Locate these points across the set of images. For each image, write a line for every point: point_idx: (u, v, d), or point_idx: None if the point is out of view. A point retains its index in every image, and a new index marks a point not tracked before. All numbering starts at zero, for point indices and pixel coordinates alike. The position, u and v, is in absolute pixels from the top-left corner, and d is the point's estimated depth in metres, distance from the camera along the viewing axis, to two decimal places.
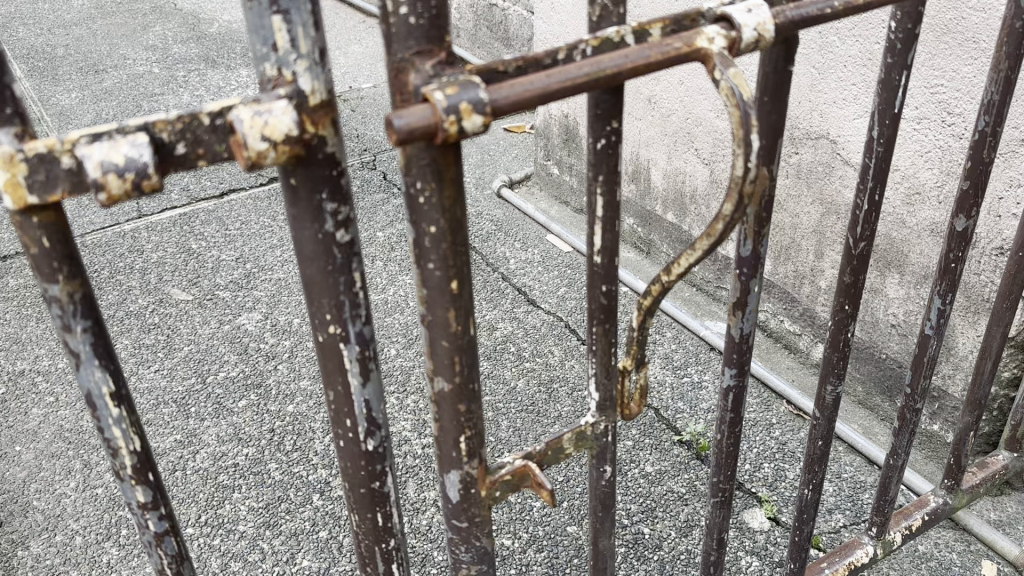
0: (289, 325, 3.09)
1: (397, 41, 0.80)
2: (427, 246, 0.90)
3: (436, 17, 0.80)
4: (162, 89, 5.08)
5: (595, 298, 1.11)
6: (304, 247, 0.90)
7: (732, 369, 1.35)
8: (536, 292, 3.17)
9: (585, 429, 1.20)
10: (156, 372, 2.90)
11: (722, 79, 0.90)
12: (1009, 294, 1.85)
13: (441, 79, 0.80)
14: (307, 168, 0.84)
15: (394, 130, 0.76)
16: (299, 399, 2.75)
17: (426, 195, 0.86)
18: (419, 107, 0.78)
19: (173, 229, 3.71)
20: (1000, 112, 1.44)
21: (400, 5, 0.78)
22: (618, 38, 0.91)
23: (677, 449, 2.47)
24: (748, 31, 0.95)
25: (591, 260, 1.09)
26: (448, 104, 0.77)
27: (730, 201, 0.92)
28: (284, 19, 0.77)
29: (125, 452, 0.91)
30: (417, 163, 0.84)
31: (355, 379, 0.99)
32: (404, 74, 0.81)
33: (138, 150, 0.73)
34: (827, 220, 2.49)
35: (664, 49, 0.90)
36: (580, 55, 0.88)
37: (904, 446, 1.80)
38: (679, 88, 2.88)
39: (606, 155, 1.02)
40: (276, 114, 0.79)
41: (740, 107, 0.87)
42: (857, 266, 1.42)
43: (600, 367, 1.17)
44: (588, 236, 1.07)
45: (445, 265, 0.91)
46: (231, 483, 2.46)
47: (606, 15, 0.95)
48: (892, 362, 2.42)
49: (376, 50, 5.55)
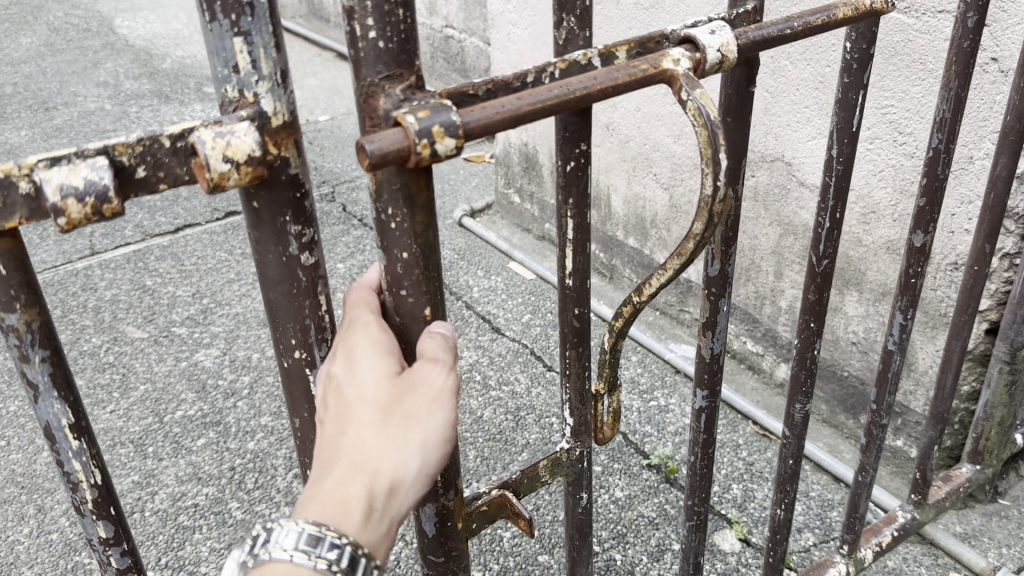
0: (249, 361, 3.03)
1: (365, 66, 0.80)
2: (400, 272, 0.90)
3: (405, 43, 0.79)
4: (114, 125, 5.01)
5: (567, 321, 1.10)
6: (267, 271, 0.88)
7: (703, 389, 1.34)
8: (500, 320, 3.16)
9: (560, 455, 1.19)
10: (112, 412, 2.82)
11: (689, 100, 0.90)
12: (967, 308, 1.88)
13: (411, 103, 0.80)
14: (270, 190, 0.83)
15: (367, 152, 0.75)
16: (260, 435, 2.69)
17: (396, 220, 0.86)
18: (390, 131, 0.77)
19: (127, 266, 3.64)
20: (953, 129, 1.47)
21: (369, 28, 0.78)
22: (585, 61, 0.91)
23: (646, 473, 2.46)
24: (713, 52, 0.96)
25: (564, 282, 1.09)
26: (420, 127, 0.76)
27: (701, 220, 0.91)
28: (245, 41, 0.77)
29: (86, 485, 0.87)
30: (387, 188, 0.84)
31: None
32: (374, 98, 0.80)
33: (98, 173, 0.71)
34: (785, 241, 2.52)
35: (632, 70, 0.90)
36: (550, 78, 0.88)
37: (872, 461, 1.80)
38: (637, 114, 2.91)
39: (576, 177, 1.01)
40: (238, 135, 0.77)
41: (707, 126, 0.88)
42: (821, 284, 1.43)
43: (574, 393, 1.16)
44: (559, 258, 1.08)
45: (418, 291, 0.91)
46: (192, 524, 2.39)
47: (572, 38, 0.95)
48: (854, 379, 2.45)
49: (333, 82, 5.54)
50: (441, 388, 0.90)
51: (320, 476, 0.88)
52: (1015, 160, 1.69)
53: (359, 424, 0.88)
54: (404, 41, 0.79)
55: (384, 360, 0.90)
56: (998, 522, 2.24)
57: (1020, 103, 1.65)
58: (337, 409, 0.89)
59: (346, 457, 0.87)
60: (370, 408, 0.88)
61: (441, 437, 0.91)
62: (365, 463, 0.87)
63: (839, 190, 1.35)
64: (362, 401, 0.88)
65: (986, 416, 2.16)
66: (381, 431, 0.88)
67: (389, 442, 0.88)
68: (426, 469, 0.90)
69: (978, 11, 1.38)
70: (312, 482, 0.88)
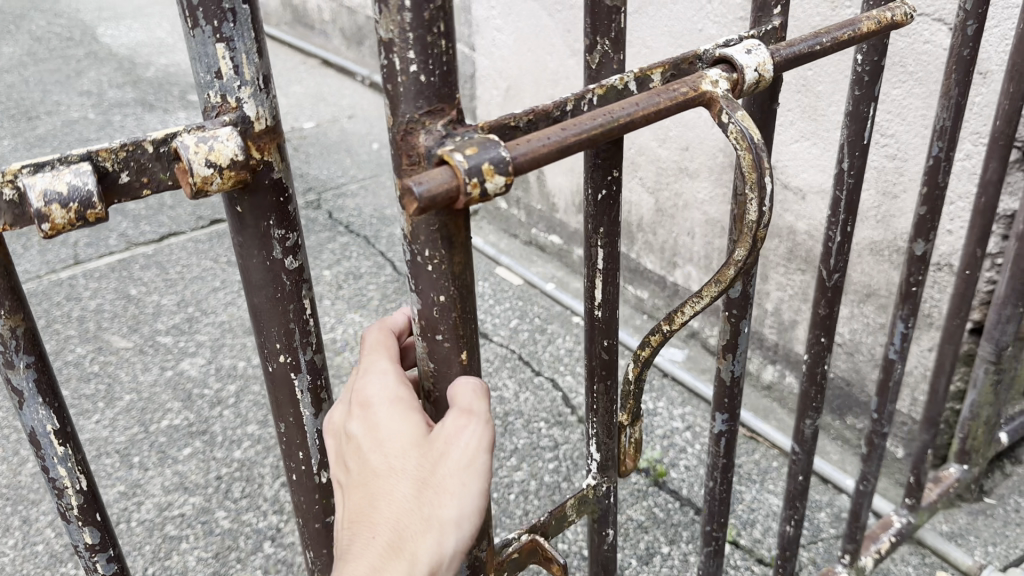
0: (235, 369, 3.01)
1: (405, 102, 0.79)
2: (436, 317, 0.88)
3: (447, 76, 0.79)
4: (98, 134, 4.99)
5: (596, 353, 1.12)
6: (251, 276, 0.88)
7: (724, 414, 1.34)
8: (487, 325, 3.16)
9: (587, 492, 1.22)
10: (98, 423, 2.80)
11: (731, 123, 0.90)
12: (959, 312, 1.89)
13: (453, 139, 0.80)
14: (253, 195, 0.83)
15: (413, 195, 0.73)
16: (247, 444, 2.68)
17: (434, 262, 0.85)
18: (438, 172, 0.75)
19: (112, 275, 3.62)
20: (950, 136, 1.48)
21: (410, 63, 0.77)
22: (622, 85, 0.92)
23: (634, 477, 2.46)
24: (749, 73, 0.96)
25: (592, 313, 1.10)
26: (470, 166, 0.75)
27: (744, 245, 0.91)
28: (227, 47, 0.77)
29: (71, 492, 0.87)
30: (426, 231, 0.83)
31: (307, 410, 0.97)
32: (414, 135, 0.80)
33: (82, 179, 0.71)
34: (770, 243, 2.53)
35: (672, 95, 0.90)
36: (589, 105, 0.89)
37: (875, 472, 1.82)
38: None
39: (607, 205, 1.03)
40: (221, 140, 0.77)
41: (752, 150, 0.88)
42: (831, 297, 1.44)
43: (601, 427, 1.19)
44: (589, 289, 1.09)
45: (455, 335, 0.90)
46: (178, 534, 2.38)
47: (606, 62, 0.98)
48: (840, 381, 2.46)
49: (318, 90, 5.54)
50: (469, 458, 0.88)
51: (355, 553, 0.90)
52: (1003, 165, 1.71)
53: (393, 500, 0.89)
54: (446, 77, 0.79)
55: (411, 424, 0.90)
56: (984, 520, 2.25)
57: (1007, 109, 1.65)
58: (368, 480, 0.90)
59: (381, 535, 0.89)
60: (402, 482, 0.89)
61: (474, 507, 0.91)
62: (401, 541, 0.89)
63: (850, 203, 1.35)
64: (394, 474, 0.89)
65: (972, 416, 2.17)
66: (414, 507, 0.89)
67: (423, 519, 0.89)
68: (463, 542, 0.91)
69: (976, 19, 1.38)
70: (349, 556, 0.90)
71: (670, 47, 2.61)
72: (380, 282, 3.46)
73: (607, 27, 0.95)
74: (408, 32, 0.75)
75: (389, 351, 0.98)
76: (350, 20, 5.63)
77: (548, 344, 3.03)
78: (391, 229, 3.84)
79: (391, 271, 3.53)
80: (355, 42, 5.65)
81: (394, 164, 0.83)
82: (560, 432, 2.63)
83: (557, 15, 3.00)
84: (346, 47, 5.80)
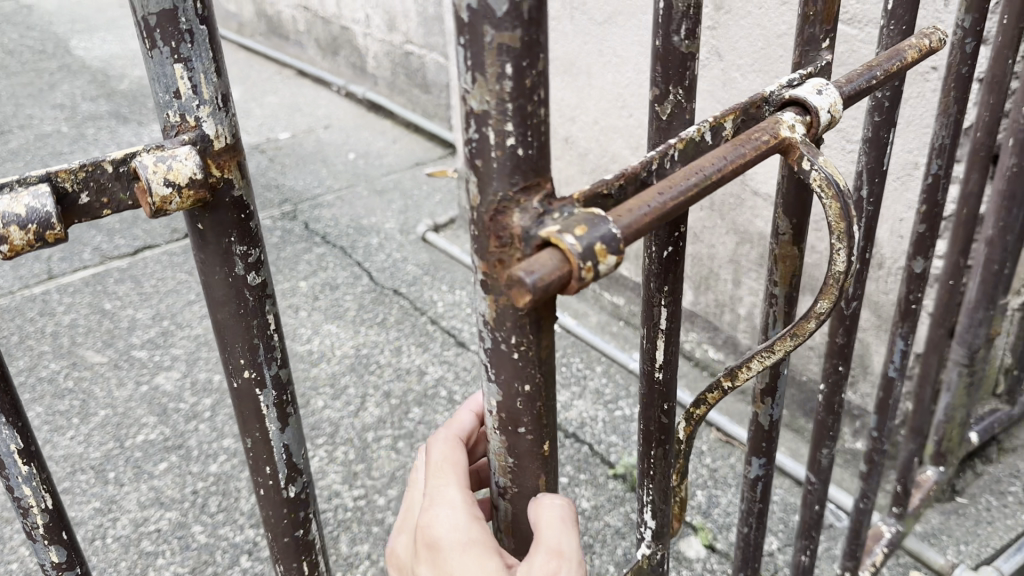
0: (210, 383, 3.00)
1: (500, 179, 0.73)
2: (519, 408, 0.86)
3: (542, 149, 0.74)
4: (71, 147, 4.95)
5: (654, 418, 1.09)
6: (214, 292, 0.88)
7: (761, 458, 1.37)
8: (465, 334, 3.16)
9: (641, 562, 1.20)
10: (72, 439, 2.78)
11: (812, 169, 0.87)
12: (943, 322, 1.91)
13: (551, 216, 0.73)
14: (213, 213, 0.83)
15: (528, 284, 0.66)
16: (223, 457, 2.67)
17: (521, 348, 0.81)
18: (547, 259, 0.68)
19: (86, 290, 3.59)
20: (950, 155, 1.47)
21: (507, 135, 0.71)
22: (700, 136, 0.87)
23: (612, 483, 2.47)
24: (823, 114, 0.93)
25: (651, 374, 1.06)
26: (582, 248, 0.68)
27: (828, 299, 0.90)
28: (185, 67, 0.77)
29: (37, 510, 0.87)
30: (512, 317, 0.79)
31: (273, 424, 0.98)
32: (509, 215, 0.74)
33: (40, 200, 0.71)
34: (742, 249, 2.55)
35: (756, 143, 0.84)
36: (672, 161, 0.84)
37: (874, 489, 1.84)
38: (594, 127, 2.92)
39: (672, 262, 0.98)
40: (180, 159, 0.77)
41: (839, 198, 0.84)
42: (848, 326, 1.42)
43: (658, 493, 1.15)
44: (649, 350, 1.05)
45: (538, 425, 0.87)
46: (154, 550, 2.37)
47: (678, 111, 0.93)
48: (812, 384, 2.49)
49: (293, 100, 5.53)
50: None
51: None
52: (984, 177, 1.74)
53: None
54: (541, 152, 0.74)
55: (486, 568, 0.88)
56: (956, 520, 2.28)
57: (987, 121, 1.68)
58: None
59: None
60: None
61: None
62: None
63: (868, 232, 1.34)
64: None
65: (947, 419, 2.20)
66: None
67: None
68: None
69: (975, 36, 1.37)
70: None
71: (641, 56, 2.63)
72: (357, 292, 3.46)
73: (680, 76, 0.91)
74: (506, 102, 0.70)
75: (458, 472, 0.97)
76: (325, 31, 5.64)
77: None
78: (367, 239, 3.84)
79: (367, 281, 3.53)
80: (330, 53, 5.66)
81: (479, 244, 0.78)
82: None
83: None
84: (321, 58, 5.80)
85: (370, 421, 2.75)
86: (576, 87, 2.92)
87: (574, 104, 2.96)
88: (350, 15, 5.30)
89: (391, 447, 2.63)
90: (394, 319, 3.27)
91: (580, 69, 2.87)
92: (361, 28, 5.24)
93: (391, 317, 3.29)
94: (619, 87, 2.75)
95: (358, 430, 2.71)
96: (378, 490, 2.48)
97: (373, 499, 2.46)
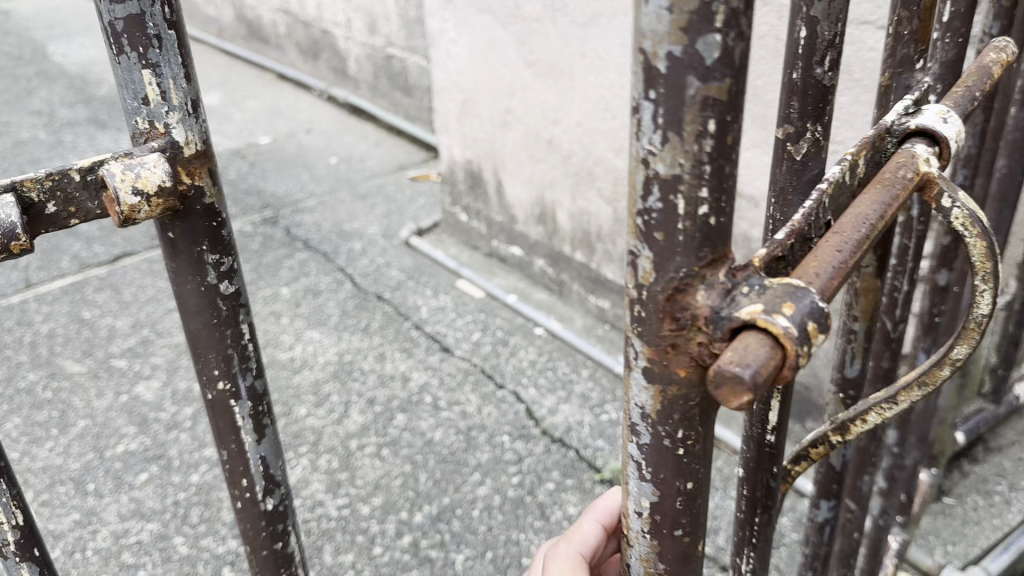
0: (191, 391, 2.96)
1: (679, 255, 0.68)
2: (679, 508, 0.80)
3: (729, 216, 0.68)
4: (49, 154, 4.89)
5: (760, 482, 1.05)
6: (186, 301, 0.85)
7: (829, 497, 1.36)
8: (449, 339, 3.13)
9: None
10: (50, 450, 2.73)
11: (956, 206, 0.85)
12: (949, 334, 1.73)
13: (741, 292, 0.67)
14: (185, 221, 0.81)
15: (748, 381, 0.60)
16: (205, 467, 2.63)
17: (689, 442, 0.76)
18: (761, 347, 0.62)
19: (64, 298, 3.54)
20: (976, 163, 1.44)
21: (698, 202, 0.66)
22: (842, 179, 0.86)
23: (599, 488, 2.45)
24: (952, 144, 0.92)
25: (763, 438, 1.02)
26: (798, 329, 0.63)
27: (968, 340, 0.88)
28: (155, 72, 0.75)
29: (8, 528, 0.84)
30: (681, 405, 0.74)
31: (248, 436, 0.96)
32: (692, 294, 0.68)
33: (5, 212, 0.68)
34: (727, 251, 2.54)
35: (904, 182, 0.83)
36: (823, 209, 0.82)
37: (893, 507, 1.81)
38: (577, 130, 2.90)
39: None
40: (149, 166, 0.75)
41: (986, 235, 0.84)
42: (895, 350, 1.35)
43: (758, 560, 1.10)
44: (761, 411, 1.00)
45: (691, 523, 0.82)
46: (135, 562, 2.32)
47: (811, 153, 0.98)
48: (799, 385, 2.48)
49: (274, 104, 5.48)
50: None
51: None
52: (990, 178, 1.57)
53: None
54: (717, 229, 0.67)
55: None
56: (943, 521, 2.27)
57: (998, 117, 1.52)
58: None
59: None
60: None
61: None
62: None
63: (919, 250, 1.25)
64: None
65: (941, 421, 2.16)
66: None
67: None
68: None
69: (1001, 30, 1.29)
70: None
71: (623, 58, 2.61)
72: (340, 298, 3.42)
73: (814, 116, 0.96)
74: (703, 163, 0.64)
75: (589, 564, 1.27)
76: (305, 34, 5.60)
77: (510, 357, 3.02)
78: (349, 244, 3.81)
79: (349, 286, 3.50)
80: (311, 56, 5.62)
81: (651, 327, 0.72)
82: (524, 446, 2.61)
83: (510, 27, 3.00)
84: (301, 61, 5.76)
85: (353, 429, 2.71)
86: (558, 89, 2.90)
87: (557, 106, 2.94)
88: (331, 19, 5.28)
89: (375, 455, 2.60)
90: (378, 325, 3.24)
91: (562, 72, 2.85)
92: (342, 32, 5.21)
93: (374, 323, 3.26)
94: (602, 89, 2.73)
95: (342, 438, 2.68)
96: (362, 499, 2.45)
97: (357, 508, 2.42)
